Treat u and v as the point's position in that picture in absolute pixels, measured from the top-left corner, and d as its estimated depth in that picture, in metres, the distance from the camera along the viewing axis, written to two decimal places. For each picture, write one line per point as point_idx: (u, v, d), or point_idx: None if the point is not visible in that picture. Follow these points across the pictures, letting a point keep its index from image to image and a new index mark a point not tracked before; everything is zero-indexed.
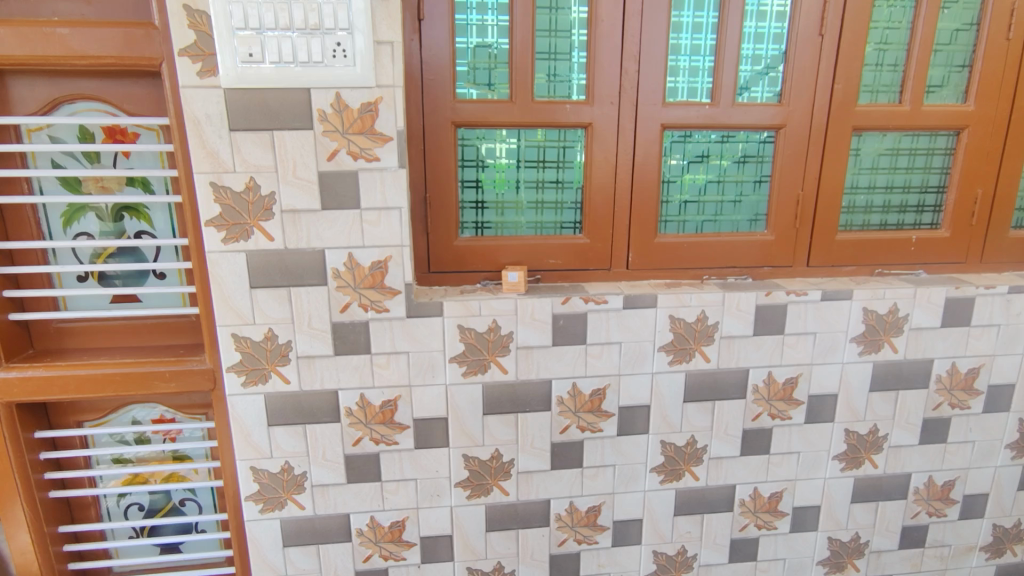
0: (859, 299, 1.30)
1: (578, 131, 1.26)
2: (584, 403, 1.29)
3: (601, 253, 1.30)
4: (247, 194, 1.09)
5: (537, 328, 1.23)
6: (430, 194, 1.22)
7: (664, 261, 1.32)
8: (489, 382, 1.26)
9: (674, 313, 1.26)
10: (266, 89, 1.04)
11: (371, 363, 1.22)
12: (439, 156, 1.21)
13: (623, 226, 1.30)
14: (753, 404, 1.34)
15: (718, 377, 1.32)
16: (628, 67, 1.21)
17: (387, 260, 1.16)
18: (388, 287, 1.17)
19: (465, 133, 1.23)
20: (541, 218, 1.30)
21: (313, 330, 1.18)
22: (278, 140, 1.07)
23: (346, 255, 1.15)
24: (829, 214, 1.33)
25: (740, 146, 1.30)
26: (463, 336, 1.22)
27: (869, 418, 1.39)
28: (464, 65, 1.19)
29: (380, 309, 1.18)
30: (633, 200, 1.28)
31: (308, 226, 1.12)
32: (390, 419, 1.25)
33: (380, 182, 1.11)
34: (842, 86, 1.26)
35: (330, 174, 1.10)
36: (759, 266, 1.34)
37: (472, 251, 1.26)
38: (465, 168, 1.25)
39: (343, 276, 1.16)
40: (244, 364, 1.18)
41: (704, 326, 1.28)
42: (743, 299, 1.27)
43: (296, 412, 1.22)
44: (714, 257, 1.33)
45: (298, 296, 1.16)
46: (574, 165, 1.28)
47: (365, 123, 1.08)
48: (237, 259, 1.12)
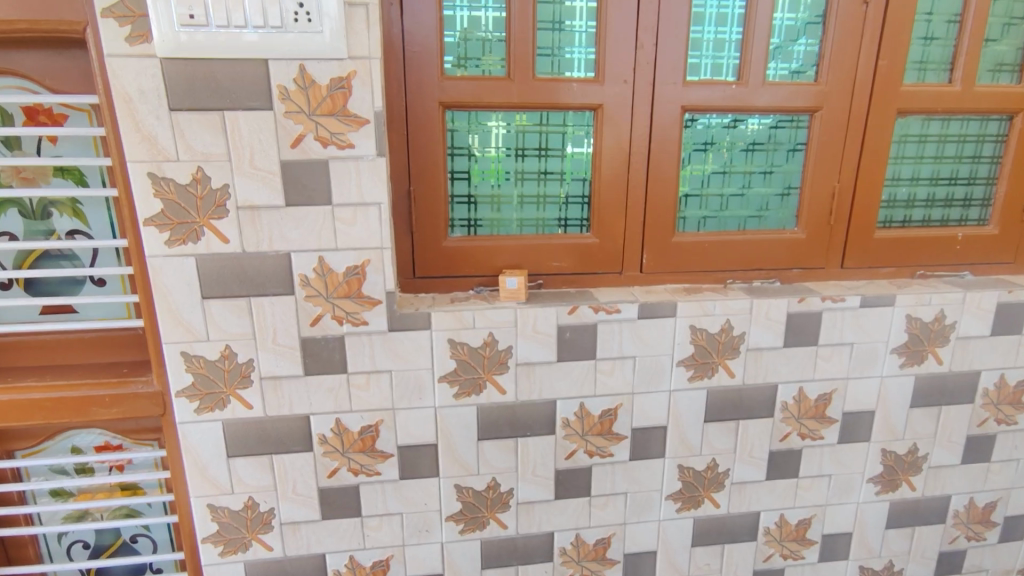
0: (901, 305, 1.15)
1: (585, 114, 1.09)
2: (593, 425, 1.14)
3: (612, 255, 1.14)
4: (194, 188, 0.91)
5: (540, 342, 1.07)
6: (415, 188, 1.05)
7: (682, 264, 1.16)
8: (485, 404, 1.10)
9: (695, 322, 1.11)
10: (213, 61, 0.86)
11: (347, 384, 1.05)
12: (425, 143, 1.04)
13: (636, 225, 1.13)
14: (781, 423, 1.19)
15: (744, 395, 1.16)
16: (645, 40, 1.04)
17: (365, 265, 0.99)
18: (367, 297, 1.01)
19: (455, 116, 1.06)
20: (542, 215, 1.14)
21: (278, 347, 1.01)
22: (231, 123, 0.89)
23: (316, 259, 0.97)
24: (868, 208, 1.18)
25: (771, 132, 1.14)
26: (454, 352, 1.05)
27: (909, 437, 1.24)
28: (453, 36, 1.02)
29: (357, 321, 1.02)
30: (648, 194, 1.12)
31: (269, 225, 0.95)
32: (371, 446, 1.09)
33: (356, 175, 0.94)
34: (887, 63, 1.10)
35: (294, 163, 0.93)
36: (789, 268, 1.19)
37: (464, 253, 1.10)
38: (455, 157, 1.08)
39: (313, 284, 0.99)
40: (197, 389, 1.00)
41: (729, 337, 1.12)
42: (774, 306, 1.12)
43: (260, 441, 1.05)
44: (739, 259, 1.17)
45: (260, 307, 0.98)
46: (581, 154, 1.11)
47: (337, 104, 0.91)
48: (185, 265, 0.94)
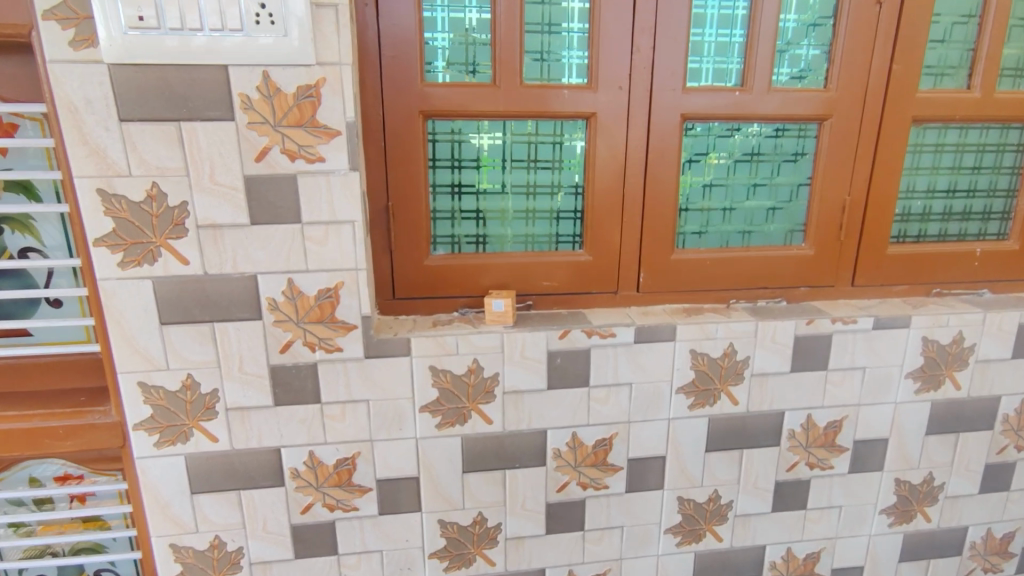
0: (917, 327, 1.07)
1: (577, 123, 1.01)
2: (587, 456, 1.07)
3: (606, 273, 1.07)
4: (148, 205, 0.83)
5: (528, 369, 1.00)
6: (394, 203, 0.98)
7: (681, 282, 1.09)
8: (470, 435, 1.02)
9: (695, 347, 1.03)
10: (168, 67, 0.79)
11: (321, 415, 0.97)
12: (404, 155, 0.97)
13: (632, 242, 1.06)
14: (788, 452, 1.11)
15: (748, 423, 1.09)
16: (641, 43, 0.97)
17: (338, 287, 0.92)
18: (341, 321, 0.93)
19: (437, 126, 0.98)
20: (532, 231, 1.06)
21: (245, 376, 0.93)
22: (188, 135, 0.82)
23: (285, 281, 0.90)
24: (880, 223, 1.10)
25: (776, 141, 1.07)
26: (437, 380, 0.98)
27: (924, 466, 1.17)
28: (433, 40, 0.95)
29: (331, 348, 0.94)
30: (644, 208, 1.04)
31: (232, 245, 0.87)
32: (347, 481, 1.01)
33: (327, 190, 0.87)
34: (901, 68, 1.02)
35: (260, 178, 0.85)
36: (795, 287, 1.12)
37: (448, 273, 1.02)
38: (437, 169, 1.00)
39: (282, 308, 0.91)
40: (157, 421, 0.92)
41: (733, 362, 1.05)
42: (780, 329, 1.04)
43: (227, 476, 0.97)
44: (742, 277, 1.10)
45: (224, 333, 0.91)
46: (573, 165, 1.04)
47: (305, 114, 0.84)
48: (140, 289, 0.86)
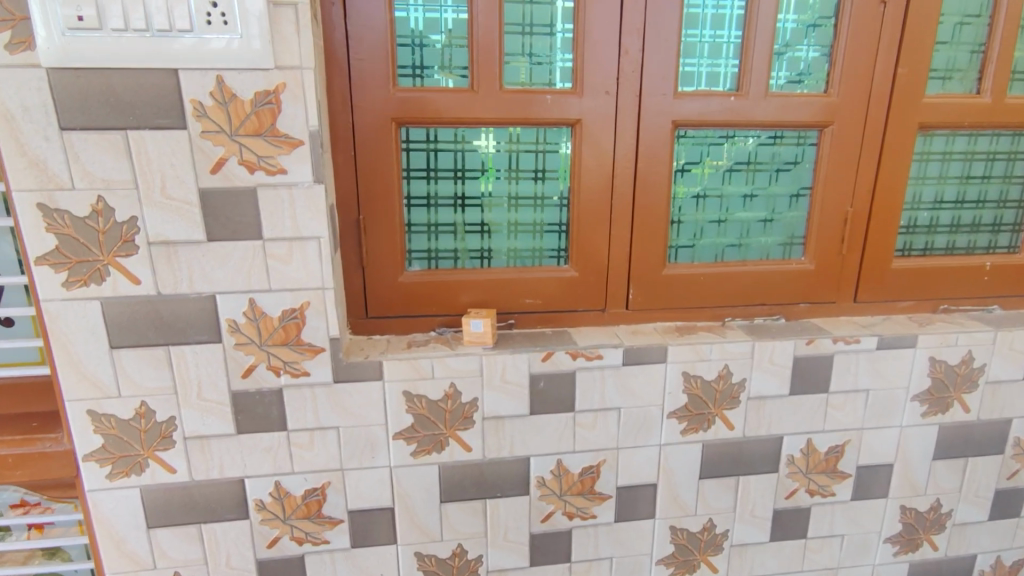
0: (924, 346, 1.01)
1: (561, 131, 0.95)
2: (573, 484, 1.00)
3: (593, 290, 1.01)
4: (94, 221, 0.77)
5: (509, 393, 0.93)
6: (365, 217, 0.92)
7: (673, 299, 1.03)
8: (448, 463, 0.96)
9: (688, 368, 0.97)
10: (113, 71, 0.73)
11: (287, 443, 0.91)
12: (376, 166, 0.90)
13: (621, 257, 1.00)
14: (787, 479, 1.05)
15: (744, 449, 1.03)
16: (629, 45, 0.91)
17: (304, 308, 0.85)
18: (307, 344, 0.87)
19: (411, 134, 0.92)
20: (514, 245, 1.00)
21: (203, 403, 0.87)
22: (137, 145, 0.76)
23: (246, 301, 0.83)
24: (884, 236, 1.04)
25: (774, 149, 1.00)
26: (412, 406, 0.92)
27: (931, 492, 1.11)
28: (407, 41, 0.89)
29: (297, 372, 0.88)
30: (634, 221, 0.98)
31: (187, 263, 0.81)
32: (317, 513, 0.94)
33: (289, 204, 0.81)
34: (907, 71, 0.96)
35: (216, 192, 0.79)
36: (794, 304, 1.06)
37: (424, 290, 0.96)
38: (412, 180, 0.94)
39: (244, 331, 0.85)
40: (109, 451, 0.86)
41: (728, 385, 0.99)
42: (778, 349, 0.98)
43: (186, 510, 0.91)
44: (737, 293, 1.04)
45: (180, 357, 0.84)
46: (558, 176, 0.97)
47: (264, 123, 0.77)
48: (88, 310, 0.80)
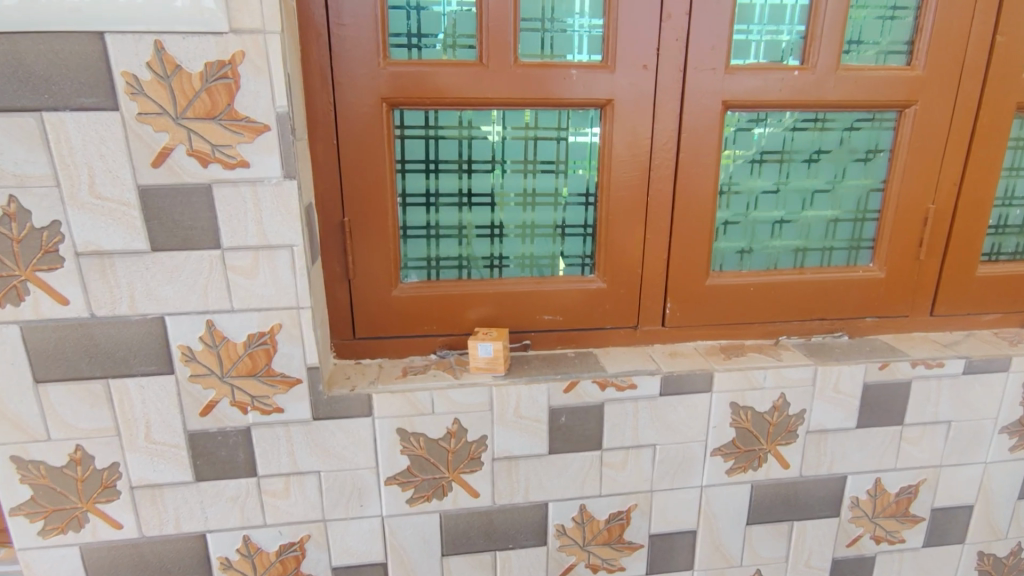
0: (1017, 370, 0.85)
1: (588, 114, 0.78)
2: (598, 534, 0.85)
3: (623, 304, 0.85)
4: (6, 226, 0.61)
5: (524, 431, 0.78)
6: (350, 218, 0.76)
7: (718, 314, 0.87)
8: (450, 512, 0.80)
9: (738, 399, 0.81)
10: (21, 35, 0.57)
11: (257, 493, 0.75)
12: (364, 157, 0.74)
13: (657, 265, 0.84)
14: (850, 524, 0.90)
15: (802, 491, 0.87)
16: (673, 7, 0.74)
17: (274, 332, 0.69)
18: (279, 376, 0.71)
19: (407, 117, 0.75)
20: (530, 252, 0.84)
21: (154, 447, 0.72)
22: (56, 131, 0.60)
23: (202, 325, 0.68)
24: (970, 238, 0.87)
25: (843, 134, 0.83)
26: (408, 446, 0.77)
27: (1014, 535, 0.95)
28: (401, 3, 0.72)
29: (267, 409, 0.72)
30: (673, 222, 0.82)
31: (126, 279, 0.65)
32: (295, 570, 0.79)
33: (252, 205, 0.65)
34: (1008, 39, 0.79)
35: (159, 190, 0.63)
36: (860, 318, 0.90)
37: (422, 306, 0.81)
38: (407, 174, 0.78)
39: (200, 360, 0.69)
40: (41, 505, 0.72)
41: (784, 418, 0.83)
42: (846, 375, 0.82)
43: (138, 570, 0.76)
44: (794, 306, 0.88)
45: (123, 393, 0.69)
46: (582, 168, 0.81)
47: (218, 104, 0.61)
48: (5, 337, 0.65)
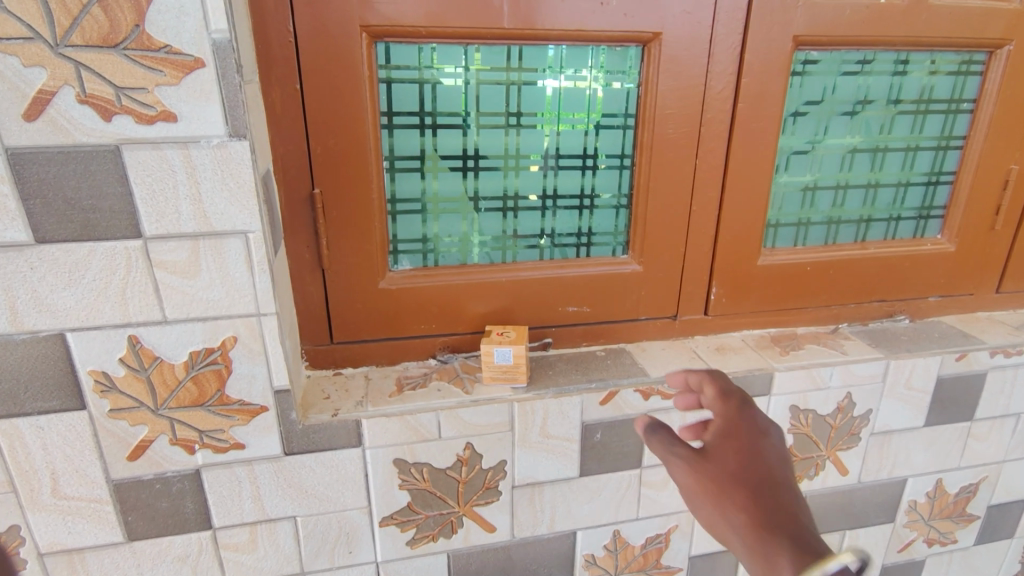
0: None
1: (628, 53, 0.61)
2: (633, 561, 0.72)
3: (661, 290, 0.70)
4: None
5: (552, 452, 0.64)
6: (323, 190, 0.58)
7: (770, 299, 0.73)
8: (460, 551, 0.66)
9: (799, 401, 0.68)
10: None
11: (213, 548, 0.59)
12: (339, 107, 0.56)
13: (703, 242, 0.69)
14: (905, 528, 0.80)
15: (858, 497, 0.76)
16: None
17: (226, 348, 0.51)
18: (235, 404, 0.53)
19: (396, 54, 0.57)
20: (550, 228, 0.67)
21: (67, 502, 0.54)
22: None
23: (123, 343, 0.49)
24: None
25: (924, 81, 0.69)
26: (408, 480, 0.61)
27: None
28: None
29: (220, 447, 0.54)
30: (726, 190, 0.67)
31: (2, 284, 0.45)
32: None
33: (185, 176, 0.45)
34: None
35: (42, 155, 0.43)
36: (925, 300, 0.77)
37: (418, 301, 0.64)
38: (396, 130, 0.59)
39: (122, 390, 0.50)
40: None
41: (848, 420, 0.71)
42: (920, 370, 0.70)
43: None
44: (855, 288, 0.75)
45: (15, 437, 0.50)
46: (618, 122, 0.64)
47: (121, 26, 0.41)
48: None
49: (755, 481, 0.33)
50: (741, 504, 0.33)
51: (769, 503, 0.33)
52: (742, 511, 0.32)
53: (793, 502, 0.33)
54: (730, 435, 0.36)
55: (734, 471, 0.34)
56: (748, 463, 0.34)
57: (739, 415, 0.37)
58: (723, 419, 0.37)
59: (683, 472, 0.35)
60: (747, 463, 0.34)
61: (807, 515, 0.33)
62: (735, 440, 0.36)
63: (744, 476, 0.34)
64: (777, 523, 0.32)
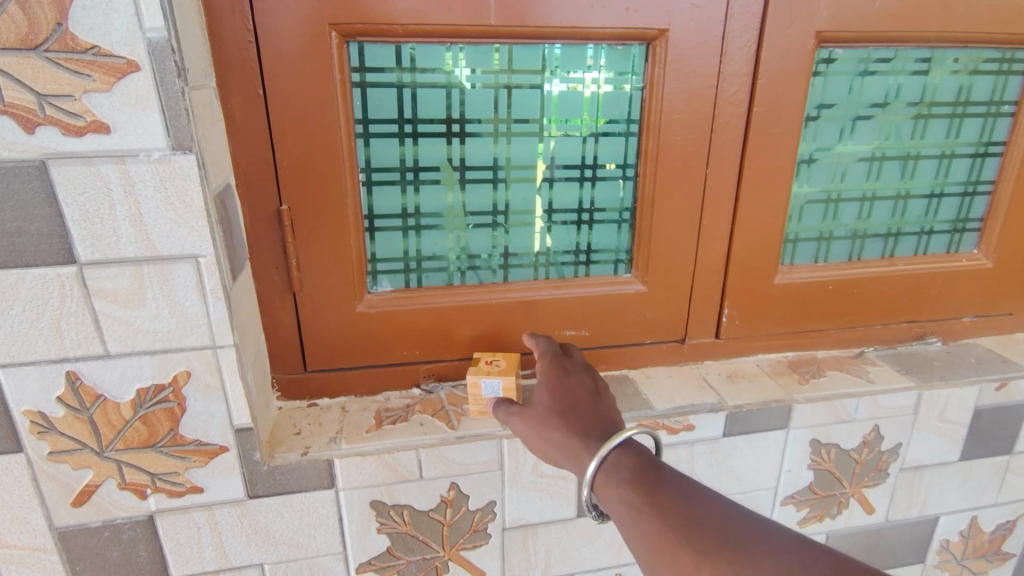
0: None
1: (630, 51, 0.55)
2: None
3: (668, 312, 0.64)
4: None
5: (546, 492, 0.58)
6: (291, 206, 0.52)
7: (788, 321, 0.66)
8: None
9: (820, 435, 0.62)
10: None
11: None
12: (307, 114, 0.50)
13: (714, 259, 0.62)
14: (936, 569, 0.74)
15: (884, 537, 0.70)
16: None
17: (177, 383, 0.46)
18: (191, 445, 0.48)
19: (371, 55, 0.51)
20: (546, 245, 0.61)
21: (8, 551, 0.49)
22: None
23: (61, 379, 0.44)
24: None
25: (962, 81, 0.62)
26: (387, 524, 0.55)
27: None
28: None
29: (175, 491, 0.49)
30: (739, 203, 0.60)
31: None
32: None
33: (123, 194, 0.40)
34: None
35: None
36: (960, 321, 0.71)
37: (399, 325, 0.58)
38: (373, 140, 0.54)
39: (62, 431, 0.45)
40: None
41: (874, 455, 0.64)
42: (955, 400, 0.64)
43: None
44: (883, 308, 0.68)
45: None
46: (619, 128, 0.58)
47: (41, 25, 0.36)
48: None
49: (567, 408, 0.46)
50: (558, 423, 0.45)
51: (577, 415, 0.45)
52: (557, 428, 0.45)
53: (596, 410, 0.45)
54: (550, 376, 0.50)
55: (550, 403, 0.47)
56: (560, 394, 0.47)
57: (558, 359, 0.52)
58: (548, 365, 0.51)
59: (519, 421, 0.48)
60: (561, 392, 0.47)
61: (608, 419, 0.45)
62: (553, 378, 0.49)
63: (558, 403, 0.46)
64: (582, 428, 0.44)
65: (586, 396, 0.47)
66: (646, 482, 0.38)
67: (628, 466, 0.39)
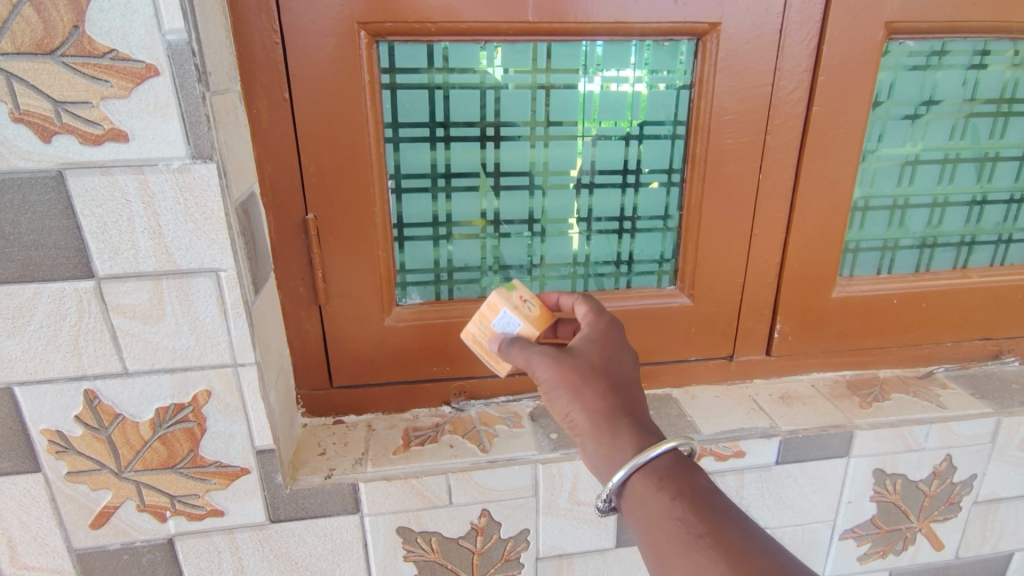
0: None
1: (678, 48, 0.51)
2: None
3: (716, 327, 0.59)
4: None
5: (583, 520, 0.54)
6: (319, 215, 0.50)
7: (848, 338, 0.61)
8: None
9: (885, 464, 0.57)
10: None
11: None
12: (334, 118, 0.47)
13: (767, 271, 0.58)
14: None
15: None
16: None
17: (197, 402, 0.44)
18: (211, 466, 0.46)
19: (402, 55, 0.48)
20: (585, 255, 0.58)
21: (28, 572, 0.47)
22: None
23: (80, 398, 0.42)
24: None
25: None
26: (415, 552, 0.52)
27: None
28: None
29: (195, 513, 0.47)
30: (796, 209, 0.56)
31: None
32: None
33: (141, 205, 0.38)
34: None
35: None
36: None
37: (429, 340, 0.55)
38: (403, 145, 0.51)
39: (79, 451, 0.44)
40: None
41: (945, 487, 0.59)
42: None
43: None
44: (954, 325, 0.62)
45: None
46: (665, 130, 0.54)
47: (57, 29, 0.34)
48: None
49: (620, 381, 0.38)
50: (602, 389, 0.37)
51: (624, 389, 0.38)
52: (600, 397, 0.37)
53: (641, 394, 0.39)
54: (600, 341, 0.40)
55: (599, 363, 0.39)
56: (613, 361, 0.39)
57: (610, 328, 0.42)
58: (600, 331, 0.41)
59: (549, 367, 0.39)
60: (611, 357, 0.39)
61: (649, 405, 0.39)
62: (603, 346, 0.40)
63: (609, 370, 0.38)
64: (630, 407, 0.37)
65: (635, 375, 0.39)
66: (706, 515, 0.32)
67: (687, 490, 0.34)
